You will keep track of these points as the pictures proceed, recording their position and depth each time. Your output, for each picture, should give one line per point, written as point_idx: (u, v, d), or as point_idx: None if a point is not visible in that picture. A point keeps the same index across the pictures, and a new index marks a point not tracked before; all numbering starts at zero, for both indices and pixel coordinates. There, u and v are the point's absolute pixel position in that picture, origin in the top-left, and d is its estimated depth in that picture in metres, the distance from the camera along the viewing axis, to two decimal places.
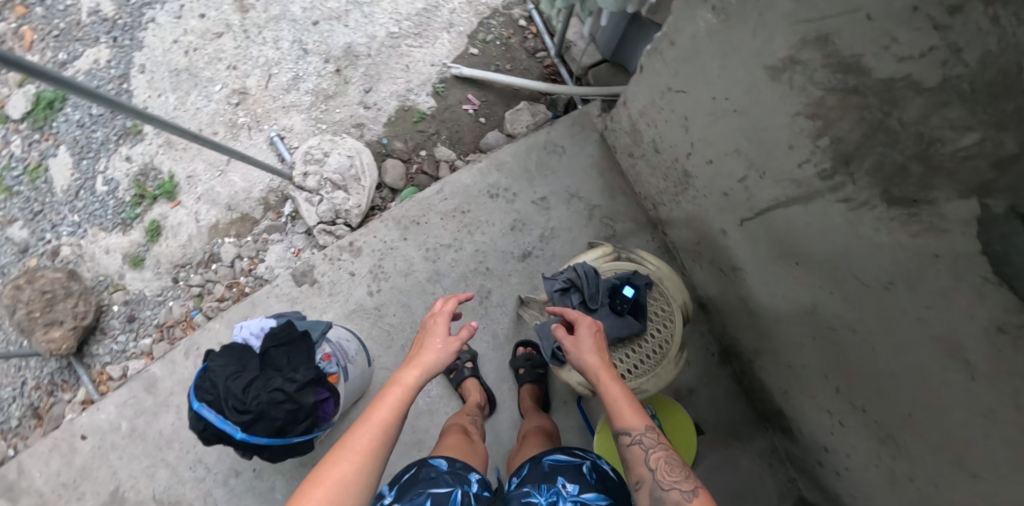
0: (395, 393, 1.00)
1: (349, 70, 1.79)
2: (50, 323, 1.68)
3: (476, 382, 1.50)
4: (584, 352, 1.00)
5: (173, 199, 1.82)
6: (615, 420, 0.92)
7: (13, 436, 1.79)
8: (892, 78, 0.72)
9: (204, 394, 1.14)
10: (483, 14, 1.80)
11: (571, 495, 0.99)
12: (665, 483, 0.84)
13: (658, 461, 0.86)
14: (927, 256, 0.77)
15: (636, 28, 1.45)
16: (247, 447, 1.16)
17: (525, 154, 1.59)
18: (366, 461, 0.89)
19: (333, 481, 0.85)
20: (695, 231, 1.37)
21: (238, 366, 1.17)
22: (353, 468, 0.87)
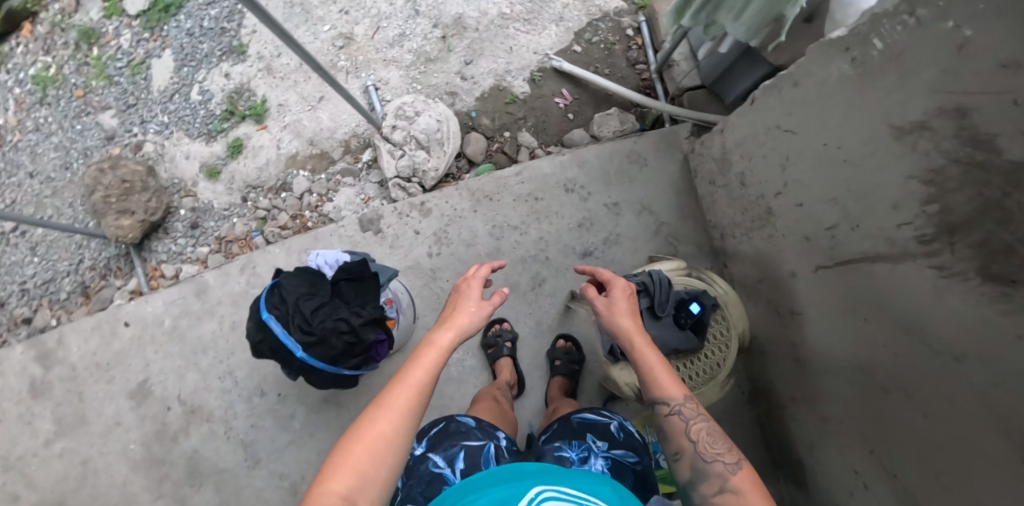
0: (430, 354, 0.96)
1: (454, 39, 1.84)
2: (122, 211, 1.75)
3: (510, 362, 1.54)
4: (619, 317, 1.04)
5: (260, 123, 1.88)
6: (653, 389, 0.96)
7: (60, 307, 1.86)
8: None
9: (274, 306, 1.18)
10: (594, 15, 1.84)
11: (601, 451, 1.10)
12: (707, 454, 0.89)
13: (699, 433, 0.91)
14: (1009, 336, 0.79)
15: (746, 59, 1.48)
16: (301, 367, 1.20)
17: (607, 157, 1.63)
18: (405, 421, 0.87)
19: (373, 439, 0.83)
20: (762, 268, 1.39)
21: (309, 287, 1.20)
22: (394, 428, 0.85)
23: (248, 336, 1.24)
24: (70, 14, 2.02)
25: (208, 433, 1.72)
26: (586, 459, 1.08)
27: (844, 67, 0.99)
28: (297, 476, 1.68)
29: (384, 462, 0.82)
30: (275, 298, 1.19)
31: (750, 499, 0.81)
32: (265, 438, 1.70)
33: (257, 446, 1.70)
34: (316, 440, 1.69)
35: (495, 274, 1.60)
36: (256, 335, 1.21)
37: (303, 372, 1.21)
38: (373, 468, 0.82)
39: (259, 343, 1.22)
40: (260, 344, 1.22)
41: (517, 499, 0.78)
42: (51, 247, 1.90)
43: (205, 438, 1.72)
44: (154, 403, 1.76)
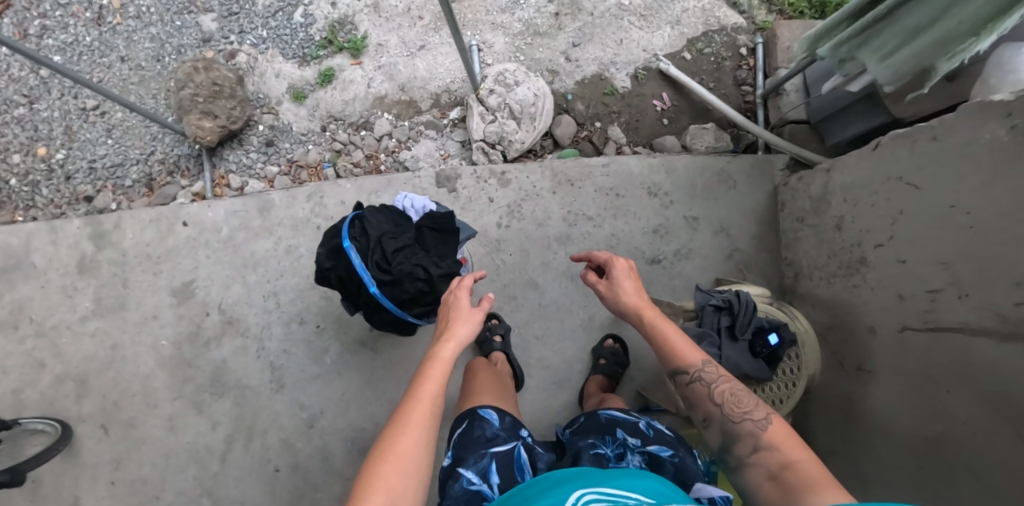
0: (436, 367, 0.93)
1: (567, 19, 1.81)
2: (206, 113, 1.75)
3: (503, 356, 1.49)
4: (627, 296, 1.11)
5: (355, 57, 1.87)
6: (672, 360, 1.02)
7: (122, 193, 1.87)
8: None
9: (355, 236, 1.16)
10: (711, 26, 1.81)
11: (636, 447, 1.00)
12: (735, 416, 0.94)
13: (723, 396, 0.96)
14: None
15: (863, 104, 1.43)
16: (367, 303, 1.18)
17: (697, 170, 1.60)
18: (425, 436, 0.84)
19: (398, 456, 0.80)
20: (833, 316, 1.36)
21: (394, 227, 1.17)
22: (416, 444, 0.82)
23: (321, 260, 1.22)
24: None
25: (240, 348, 1.73)
26: (623, 456, 0.99)
27: (999, 131, 0.96)
28: (316, 410, 1.69)
29: (413, 480, 0.79)
30: (357, 229, 1.17)
31: (785, 452, 0.84)
32: (294, 366, 1.71)
33: (285, 372, 1.71)
34: (344, 380, 1.69)
35: (559, 259, 1.58)
36: (333, 261, 1.20)
37: (368, 310, 1.20)
38: (405, 489, 0.78)
39: (331, 269, 1.21)
40: (332, 270, 1.21)
41: None
42: (125, 132, 1.89)
43: (235, 351, 1.73)
44: (194, 306, 1.76)
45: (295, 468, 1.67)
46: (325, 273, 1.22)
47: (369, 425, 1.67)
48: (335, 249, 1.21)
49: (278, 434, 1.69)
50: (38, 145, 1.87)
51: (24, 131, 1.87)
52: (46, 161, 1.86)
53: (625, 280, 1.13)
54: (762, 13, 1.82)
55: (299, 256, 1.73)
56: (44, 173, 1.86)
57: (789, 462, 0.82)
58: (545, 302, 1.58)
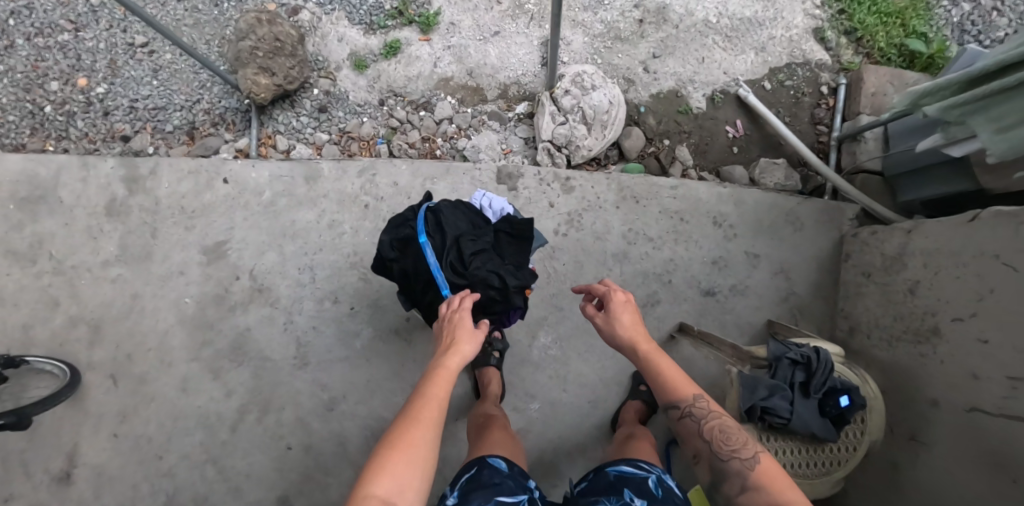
0: (442, 378, 0.92)
1: (651, 27, 1.74)
2: (263, 68, 1.67)
3: (496, 373, 1.47)
4: (619, 329, 1.05)
5: (425, 33, 1.78)
6: (663, 393, 0.98)
7: (162, 138, 1.78)
8: None
9: (431, 232, 1.09)
10: (795, 59, 1.75)
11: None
12: (722, 452, 0.90)
13: (713, 432, 0.92)
14: None
15: (946, 169, 1.38)
16: (431, 303, 1.13)
17: (766, 207, 1.55)
18: (429, 432, 0.83)
19: (404, 448, 0.79)
20: (888, 379, 1.33)
21: (472, 228, 1.11)
22: (422, 441, 0.81)
23: (383, 248, 1.16)
24: None
25: (266, 318, 1.66)
26: None
27: None
28: (338, 393, 1.63)
29: (416, 473, 0.77)
30: (433, 224, 1.10)
31: (776, 488, 0.80)
32: (321, 344, 1.64)
33: (310, 349, 1.64)
34: (371, 367, 1.63)
35: (613, 276, 1.54)
36: (398, 253, 1.14)
37: (430, 309, 1.15)
38: (411, 478, 0.76)
39: (394, 260, 1.14)
40: (395, 261, 1.15)
41: None
42: (173, 75, 1.80)
43: (261, 321, 1.66)
44: (224, 267, 1.68)
45: (308, 448, 1.62)
46: (386, 263, 1.15)
47: (390, 415, 1.62)
48: (402, 239, 1.14)
49: (295, 411, 1.63)
50: (80, 75, 1.77)
51: (66, 57, 1.77)
52: (85, 93, 1.77)
53: (624, 313, 1.06)
54: (848, 53, 1.77)
55: (342, 233, 1.66)
56: (82, 105, 1.77)
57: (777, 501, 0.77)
58: None
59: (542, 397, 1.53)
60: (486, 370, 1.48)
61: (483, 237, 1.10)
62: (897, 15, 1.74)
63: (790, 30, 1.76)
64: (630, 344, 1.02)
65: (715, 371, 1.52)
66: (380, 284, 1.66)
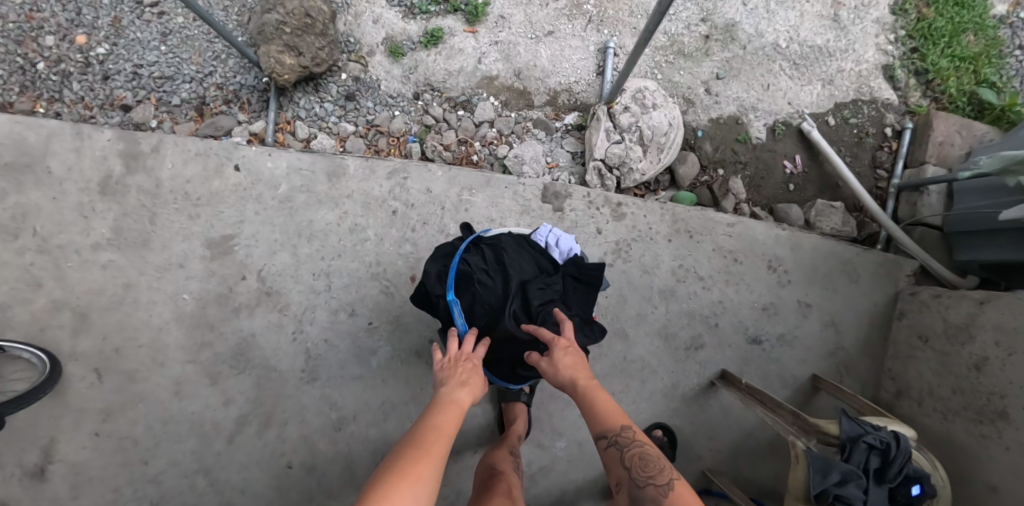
0: (452, 411, 0.87)
1: (717, 45, 1.62)
2: (290, 46, 1.48)
3: (524, 410, 1.38)
4: (547, 366, 0.96)
5: (471, 25, 1.62)
6: (591, 423, 0.92)
7: (167, 111, 1.60)
8: None
9: (494, 273, 1.01)
10: (862, 95, 1.66)
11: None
12: (640, 480, 0.86)
13: (634, 459, 0.87)
14: None
15: (1012, 239, 1.31)
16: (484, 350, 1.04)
17: (823, 255, 1.47)
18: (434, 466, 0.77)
19: (415, 478, 0.73)
20: (939, 454, 1.27)
21: (539, 274, 1.03)
22: (427, 477, 0.75)
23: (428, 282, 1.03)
24: None
25: (274, 324, 1.51)
26: None
27: None
28: (348, 413, 1.51)
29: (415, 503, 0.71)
30: (496, 264, 1.01)
31: None
32: (333, 359, 1.51)
33: (321, 364, 1.51)
34: (387, 387, 1.51)
35: (657, 315, 1.44)
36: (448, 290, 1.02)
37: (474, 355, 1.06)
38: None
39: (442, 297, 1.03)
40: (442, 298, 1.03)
41: None
42: (184, 42, 1.61)
43: (269, 327, 1.51)
44: (230, 264, 1.52)
45: (311, 469, 1.50)
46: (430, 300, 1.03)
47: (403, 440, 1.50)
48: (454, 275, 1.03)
49: (299, 428, 1.50)
50: (79, 31, 1.59)
51: (65, 10, 1.59)
52: (83, 52, 1.59)
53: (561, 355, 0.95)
54: (916, 95, 1.67)
55: (365, 239, 1.51)
56: (79, 65, 1.58)
57: None
58: (630, 358, 1.43)
59: (568, 436, 1.45)
60: (515, 405, 1.37)
61: (552, 286, 1.03)
62: (971, 61, 1.64)
63: (860, 64, 1.66)
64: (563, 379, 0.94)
65: (752, 423, 1.45)
66: (404, 299, 1.53)
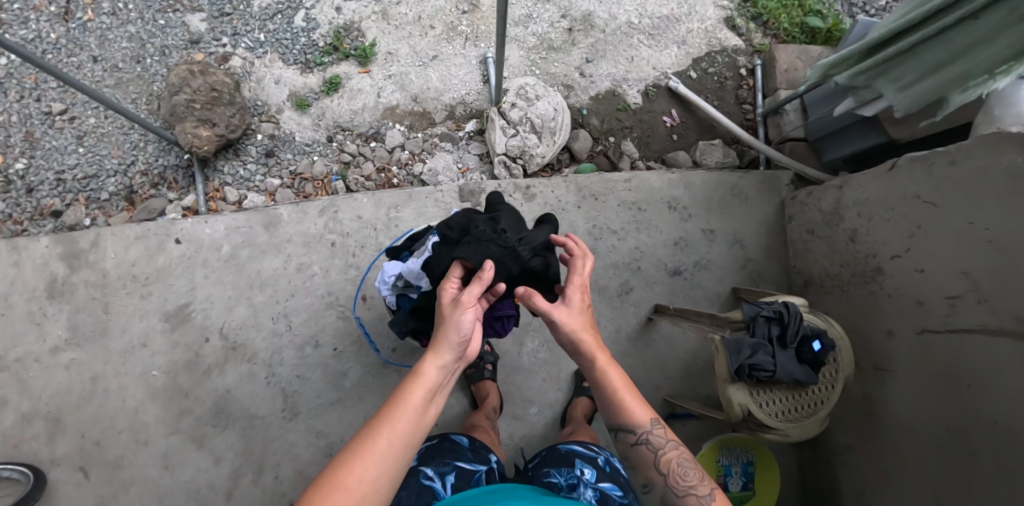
0: (422, 390, 0.81)
1: (581, 34, 1.84)
2: (203, 120, 1.62)
3: (493, 385, 1.52)
4: (574, 331, 0.92)
5: (364, 66, 1.80)
6: (622, 416, 0.89)
7: (98, 207, 1.69)
8: None
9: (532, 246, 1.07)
10: (713, 47, 1.90)
11: (590, 482, 1.08)
12: (680, 490, 0.87)
13: (671, 462, 0.88)
14: None
15: (859, 125, 1.55)
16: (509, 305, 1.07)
17: (712, 186, 1.69)
18: (385, 464, 0.74)
19: (338, 487, 0.70)
20: (847, 322, 1.48)
21: None
22: (359, 483, 0.72)
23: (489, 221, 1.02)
24: None
25: (246, 375, 1.60)
26: (577, 487, 1.06)
27: (1018, 158, 1.05)
28: (335, 438, 1.59)
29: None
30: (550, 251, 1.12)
31: None
32: (308, 392, 1.60)
33: (299, 399, 1.60)
34: (366, 404, 1.61)
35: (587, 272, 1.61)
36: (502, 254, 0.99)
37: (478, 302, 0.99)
38: None
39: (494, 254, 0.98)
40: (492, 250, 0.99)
41: None
42: (100, 140, 1.71)
43: (241, 379, 1.60)
44: (190, 331, 1.61)
45: None
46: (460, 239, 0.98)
47: None
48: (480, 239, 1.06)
49: (293, 465, 1.57)
50: None
51: None
52: (2, 171, 1.68)
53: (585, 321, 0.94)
54: (758, 35, 1.93)
55: (312, 276, 1.63)
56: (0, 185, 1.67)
57: None
58: None
59: (540, 401, 1.58)
60: (482, 383, 1.51)
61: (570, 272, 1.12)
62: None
63: (705, 21, 1.91)
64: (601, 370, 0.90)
65: (695, 344, 1.62)
66: (361, 320, 1.64)
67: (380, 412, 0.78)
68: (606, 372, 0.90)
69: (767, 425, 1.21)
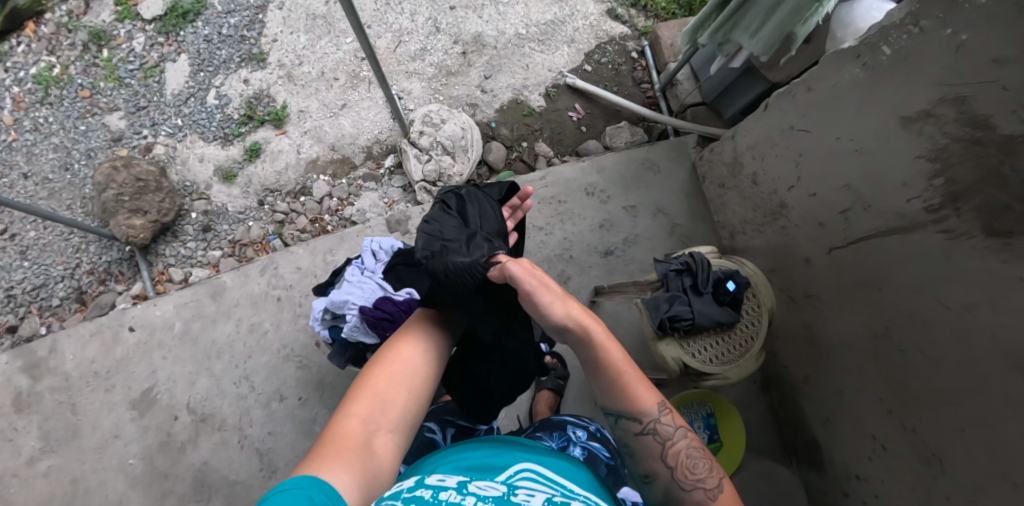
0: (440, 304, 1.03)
1: (475, 55, 1.96)
2: (134, 210, 1.69)
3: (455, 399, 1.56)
4: (568, 316, 0.90)
5: (280, 127, 1.89)
6: (630, 405, 0.92)
7: (52, 314, 1.76)
8: (1014, 135, 0.90)
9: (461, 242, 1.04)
10: (601, 39, 2.01)
11: (580, 441, 1.08)
12: (688, 482, 0.90)
13: (678, 453, 0.92)
14: (1011, 279, 0.94)
15: (746, 77, 1.64)
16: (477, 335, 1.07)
17: (625, 164, 1.77)
18: (427, 354, 0.94)
19: (389, 363, 0.89)
20: (773, 261, 1.54)
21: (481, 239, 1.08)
22: (408, 356, 0.91)
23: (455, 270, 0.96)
24: (78, 16, 1.97)
25: (219, 444, 1.62)
26: (567, 447, 1.06)
27: (856, 71, 1.17)
28: None
29: (402, 392, 0.87)
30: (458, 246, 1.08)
31: None
32: (283, 446, 1.62)
33: (275, 455, 1.61)
34: None
35: None
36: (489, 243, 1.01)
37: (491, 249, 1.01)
38: (393, 387, 0.87)
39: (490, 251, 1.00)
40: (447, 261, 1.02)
41: (500, 470, 0.82)
42: (44, 250, 1.80)
43: (215, 449, 1.62)
44: (158, 413, 1.64)
45: None
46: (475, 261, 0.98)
47: None
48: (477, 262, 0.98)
49: None
50: None
51: None
52: None
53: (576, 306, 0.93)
54: (641, 19, 2.04)
55: (265, 333, 1.69)
56: None
57: None
58: None
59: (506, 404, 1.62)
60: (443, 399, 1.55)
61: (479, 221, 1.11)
62: None
63: (588, 17, 2.03)
64: (605, 352, 0.89)
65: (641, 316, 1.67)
66: (319, 365, 1.68)
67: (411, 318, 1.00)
68: (611, 357, 0.89)
69: (704, 372, 1.27)
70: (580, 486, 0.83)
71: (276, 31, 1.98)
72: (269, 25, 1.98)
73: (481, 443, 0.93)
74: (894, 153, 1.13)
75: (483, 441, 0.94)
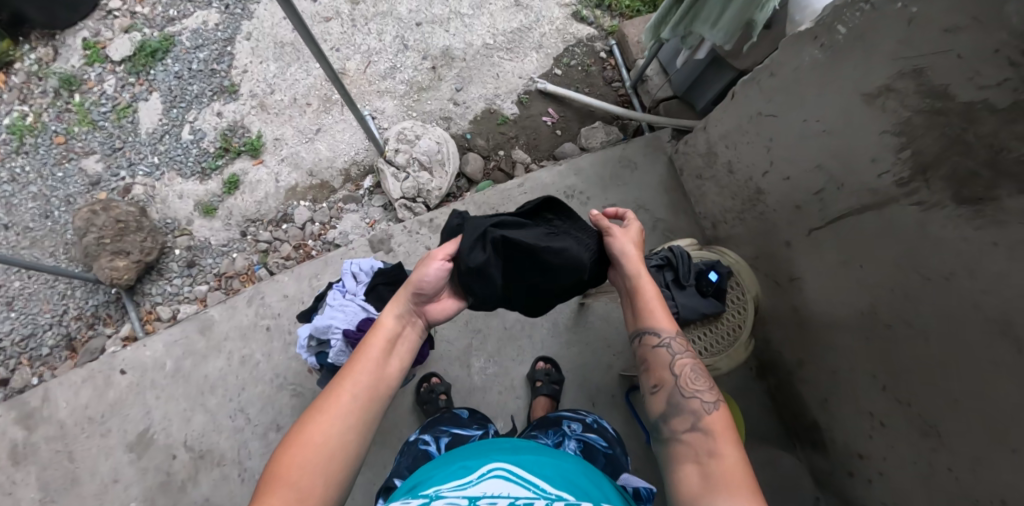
0: (380, 341, 0.96)
1: (445, 69, 1.97)
2: (117, 252, 1.69)
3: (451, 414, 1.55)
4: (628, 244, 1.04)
5: (257, 157, 1.90)
6: (650, 320, 0.98)
7: (42, 363, 1.75)
8: (973, 101, 0.91)
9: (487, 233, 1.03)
10: (569, 42, 2.02)
11: (575, 433, 1.15)
12: (687, 391, 0.93)
13: (684, 366, 0.94)
14: (986, 244, 0.95)
15: (713, 67, 1.65)
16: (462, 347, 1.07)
17: (601, 164, 1.77)
18: (352, 422, 0.87)
19: (306, 440, 0.83)
20: (755, 247, 1.54)
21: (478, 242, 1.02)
22: (328, 426, 0.85)
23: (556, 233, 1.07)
24: (48, 63, 1.99)
25: (220, 479, 1.61)
26: (562, 442, 1.14)
27: (815, 53, 1.17)
28: None
29: (318, 473, 0.82)
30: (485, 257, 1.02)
31: (720, 438, 0.85)
32: None
33: None
34: None
35: None
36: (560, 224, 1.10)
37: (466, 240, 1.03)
38: (306, 473, 0.81)
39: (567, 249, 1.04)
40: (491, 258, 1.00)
41: (469, 476, 0.80)
42: (29, 300, 1.79)
43: (216, 484, 1.60)
44: (156, 453, 1.62)
45: None
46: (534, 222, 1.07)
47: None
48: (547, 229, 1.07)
49: None
50: None
51: None
52: None
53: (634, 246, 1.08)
54: (607, 19, 2.06)
55: (257, 364, 1.68)
56: None
57: (714, 452, 0.82)
58: (509, 324, 1.67)
59: (503, 413, 1.61)
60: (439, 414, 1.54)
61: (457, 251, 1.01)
62: None
63: (554, 22, 2.04)
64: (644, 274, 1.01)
65: None
66: (314, 391, 1.68)
67: (344, 368, 0.92)
68: (642, 279, 1.00)
69: None
70: (554, 480, 0.80)
71: (246, 62, 1.99)
72: (237, 56, 1.99)
73: (458, 451, 0.91)
74: (861, 130, 1.13)
75: (462, 448, 0.93)
